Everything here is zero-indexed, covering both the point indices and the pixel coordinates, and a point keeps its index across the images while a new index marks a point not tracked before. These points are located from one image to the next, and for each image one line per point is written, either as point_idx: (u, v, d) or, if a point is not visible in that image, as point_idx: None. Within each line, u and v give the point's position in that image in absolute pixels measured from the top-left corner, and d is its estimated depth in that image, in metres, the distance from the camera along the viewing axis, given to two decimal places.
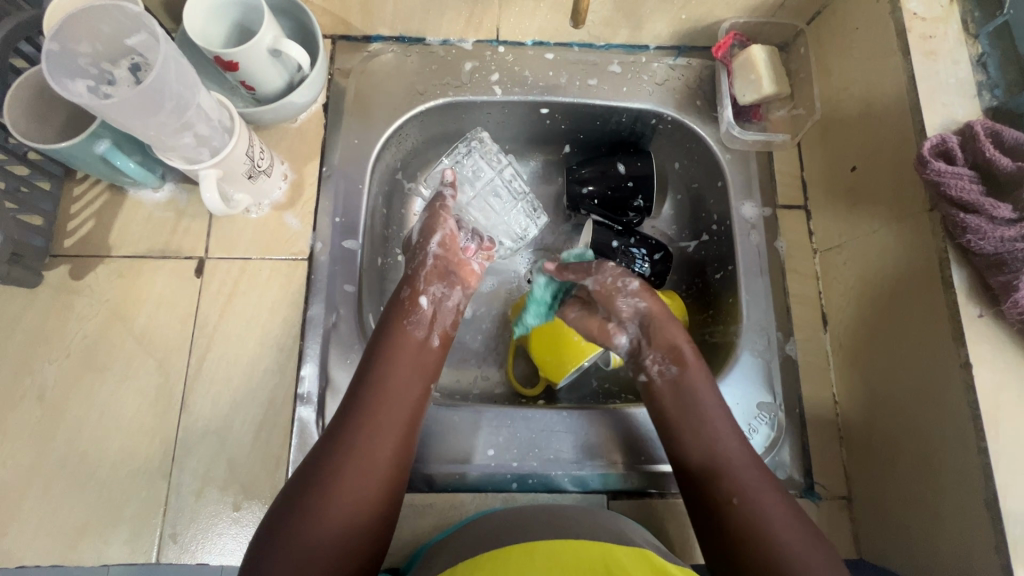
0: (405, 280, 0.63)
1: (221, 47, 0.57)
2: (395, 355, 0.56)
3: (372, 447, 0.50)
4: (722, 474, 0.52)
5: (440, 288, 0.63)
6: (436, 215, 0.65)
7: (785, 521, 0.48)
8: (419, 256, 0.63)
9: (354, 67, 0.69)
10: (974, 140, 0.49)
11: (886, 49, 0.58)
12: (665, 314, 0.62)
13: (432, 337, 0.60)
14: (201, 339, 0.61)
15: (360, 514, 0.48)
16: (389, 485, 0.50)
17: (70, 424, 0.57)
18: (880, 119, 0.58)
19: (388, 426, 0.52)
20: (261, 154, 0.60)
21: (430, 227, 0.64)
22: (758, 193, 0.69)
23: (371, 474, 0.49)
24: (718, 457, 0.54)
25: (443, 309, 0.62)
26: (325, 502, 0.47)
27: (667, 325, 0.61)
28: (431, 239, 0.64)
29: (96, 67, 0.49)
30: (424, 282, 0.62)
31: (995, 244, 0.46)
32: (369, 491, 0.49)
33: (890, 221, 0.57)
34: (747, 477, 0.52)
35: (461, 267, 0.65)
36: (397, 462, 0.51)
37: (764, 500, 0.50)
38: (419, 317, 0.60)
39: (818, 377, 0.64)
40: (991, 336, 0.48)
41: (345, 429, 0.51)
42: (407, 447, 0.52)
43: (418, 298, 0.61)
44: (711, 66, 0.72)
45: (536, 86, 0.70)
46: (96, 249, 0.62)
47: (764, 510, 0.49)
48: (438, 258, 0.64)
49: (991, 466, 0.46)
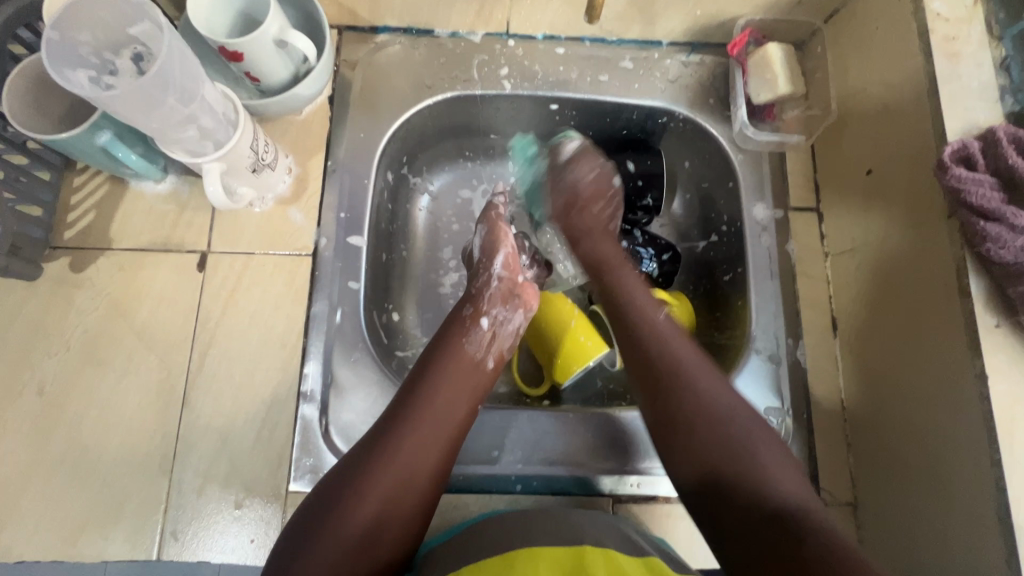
0: (468, 298, 0.62)
1: (225, 37, 0.56)
2: (444, 366, 0.55)
3: (414, 458, 0.48)
4: (682, 383, 0.51)
5: (503, 311, 0.62)
6: (495, 229, 0.66)
7: (768, 449, 0.48)
8: (483, 276, 0.63)
9: (361, 59, 0.68)
10: (997, 146, 0.48)
11: (907, 49, 0.57)
12: (586, 227, 0.67)
13: (487, 358, 0.58)
14: (204, 334, 0.60)
15: (388, 516, 0.46)
16: (422, 500, 0.48)
17: (71, 419, 0.57)
18: (899, 121, 0.57)
19: (431, 441, 0.50)
20: (265, 148, 0.58)
21: (493, 244, 0.65)
22: (770, 194, 0.68)
23: (410, 483, 0.48)
24: (681, 361, 0.53)
25: (503, 332, 0.61)
26: (358, 506, 0.45)
27: (584, 241, 0.66)
28: (494, 260, 0.64)
29: (98, 56, 0.47)
30: (487, 304, 0.61)
31: (1014, 254, 0.46)
32: (399, 505, 0.47)
33: (906, 226, 0.56)
34: (734, 408, 0.50)
35: (524, 288, 0.64)
36: (434, 477, 0.49)
37: (736, 412, 0.50)
38: (477, 336, 0.58)
39: (827, 382, 0.63)
40: (1008, 347, 0.47)
41: (387, 437, 0.49)
42: (447, 463, 0.51)
43: (480, 318, 0.60)
44: (725, 64, 0.70)
45: (547, 81, 0.69)
46: (97, 242, 0.61)
47: (737, 429, 0.48)
48: (503, 280, 0.63)
49: (1003, 480, 0.45)
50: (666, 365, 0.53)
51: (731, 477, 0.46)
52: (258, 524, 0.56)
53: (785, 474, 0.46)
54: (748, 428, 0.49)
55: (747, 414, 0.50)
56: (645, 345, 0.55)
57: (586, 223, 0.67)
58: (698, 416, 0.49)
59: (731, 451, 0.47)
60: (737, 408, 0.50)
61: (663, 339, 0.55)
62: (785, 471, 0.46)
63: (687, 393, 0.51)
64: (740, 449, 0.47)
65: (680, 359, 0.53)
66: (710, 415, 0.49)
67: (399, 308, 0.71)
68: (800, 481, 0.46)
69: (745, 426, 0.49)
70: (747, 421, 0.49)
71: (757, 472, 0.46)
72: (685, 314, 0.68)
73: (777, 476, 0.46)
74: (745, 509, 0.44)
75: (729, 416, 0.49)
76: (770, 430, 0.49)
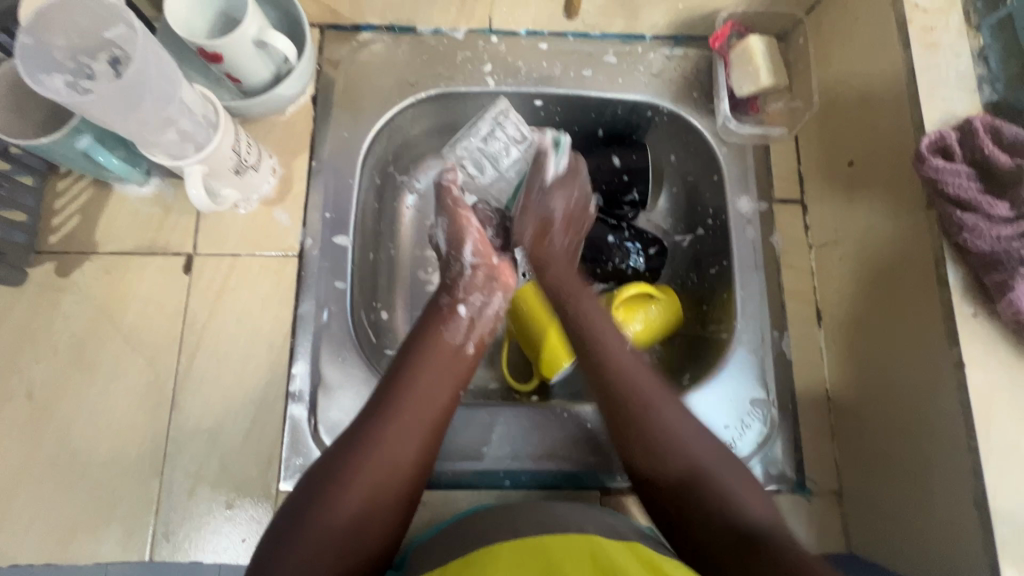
0: (444, 289, 0.63)
1: (204, 38, 0.56)
2: (427, 354, 0.55)
3: (399, 444, 0.49)
4: (640, 408, 0.52)
5: (481, 296, 0.62)
6: (456, 218, 0.66)
7: (725, 471, 0.49)
8: (456, 266, 0.64)
9: (343, 57, 0.68)
10: (974, 136, 0.49)
11: (887, 40, 0.57)
12: (551, 255, 0.64)
13: (468, 343, 0.59)
14: (192, 336, 0.60)
15: (376, 504, 0.47)
16: (409, 484, 0.49)
17: (59, 423, 0.57)
18: (880, 111, 0.57)
19: (416, 427, 0.50)
20: (247, 149, 0.58)
21: (458, 235, 0.65)
22: (754, 186, 0.68)
23: (394, 470, 0.48)
24: (637, 386, 0.53)
25: (484, 316, 0.62)
26: (345, 492, 0.46)
27: (548, 267, 0.64)
28: (464, 250, 0.64)
29: (74, 60, 0.47)
30: (464, 291, 0.62)
31: (990, 243, 0.46)
32: (387, 492, 0.48)
33: (887, 217, 0.56)
34: (699, 444, 0.50)
35: (501, 270, 0.65)
36: (421, 462, 0.50)
37: (695, 436, 0.51)
38: (454, 325, 0.59)
39: (812, 373, 0.64)
40: (986, 336, 0.48)
41: (372, 425, 0.49)
42: (433, 450, 0.51)
43: (457, 307, 0.61)
44: (708, 57, 0.70)
45: (530, 77, 0.69)
46: (82, 246, 0.61)
47: (697, 455, 0.49)
48: (478, 266, 0.64)
49: (981, 466, 0.45)
50: (627, 397, 0.53)
51: (702, 506, 0.47)
52: (250, 524, 0.56)
53: (746, 495, 0.48)
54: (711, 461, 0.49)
55: (710, 446, 0.50)
56: (608, 381, 0.54)
57: (548, 256, 0.64)
58: (659, 442, 0.50)
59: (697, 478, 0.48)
60: (695, 434, 0.51)
61: (621, 369, 0.55)
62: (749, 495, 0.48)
63: (649, 417, 0.51)
64: (707, 475, 0.48)
65: (642, 386, 0.53)
66: (667, 441, 0.50)
67: (388, 307, 0.71)
68: (762, 501, 0.48)
69: (711, 458, 0.50)
70: (704, 443, 0.50)
71: (722, 497, 0.47)
72: (672, 309, 0.68)
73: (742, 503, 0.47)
74: (719, 533, 0.46)
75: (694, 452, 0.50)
76: (729, 455, 0.51)
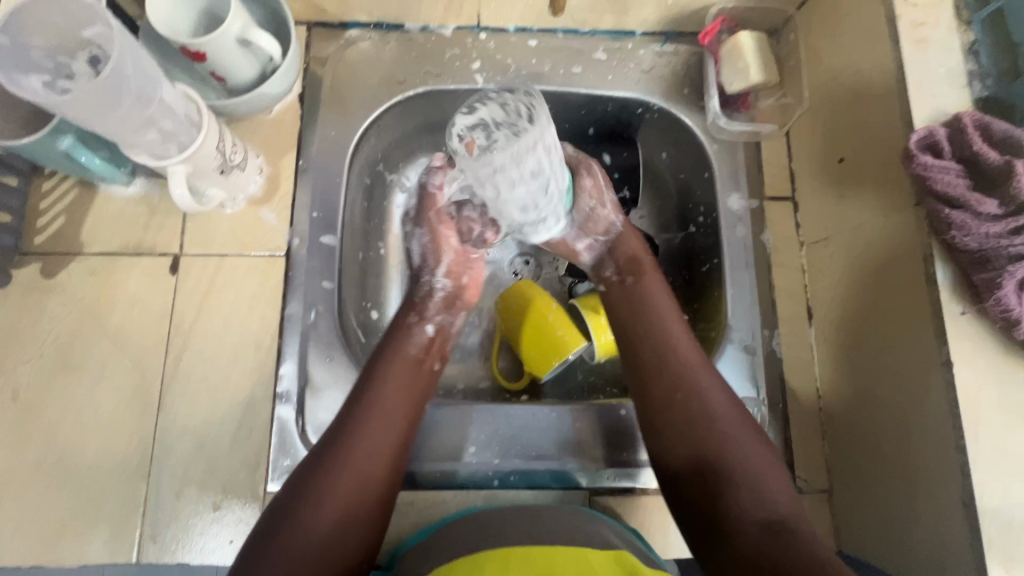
0: (410, 306, 0.61)
1: (187, 37, 0.55)
2: (390, 366, 0.55)
3: (367, 459, 0.49)
4: (685, 376, 0.53)
5: (446, 317, 0.63)
6: (435, 233, 0.64)
7: (757, 456, 0.49)
8: (426, 285, 0.63)
9: (330, 55, 0.67)
10: (962, 133, 0.48)
11: (876, 35, 0.56)
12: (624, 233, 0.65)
13: (432, 362, 0.59)
14: (178, 337, 0.60)
15: (349, 522, 0.47)
16: (379, 495, 0.49)
17: (46, 426, 0.57)
18: (870, 107, 0.56)
19: (385, 437, 0.51)
20: (232, 148, 0.58)
21: (433, 251, 0.63)
22: (745, 184, 0.67)
23: (365, 486, 0.48)
24: (685, 357, 0.55)
25: (448, 336, 0.62)
26: (319, 509, 0.46)
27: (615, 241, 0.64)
28: (438, 268, 0.64)
29: (52, 60, 0.47)
30: (431, 312, 0.62)
31: (979, 241, 0.46)
32: (364, 503, 0.48)
33: (876, 215, 0.56)
34: (735, 424, 0.51)
35: (467, 290, 0.66)
36: (393, 473, 0.50)
37: (731, 418, 0.51)
38: (419, 342, 0.58)
39: (802, 371, 0.63)
40: (974, 334, 0.47)
41: (345, 438, 0.49)
42: (400, 463, 0.51)
43: (425, 325, 0.60)
44: (699, 53, 0.70)
45: (519, 74, 0.68)
46: (67, 247, 0.60)
47: (730, 433, 0.50)
48: (447, 288, 0.64)
49: (967, 464, 0.45)
50: (675, 367, 0.54)
51: (729, 483, 0.48)
52: (238, 525, 0.56)
53: (773, 482, 0.48)
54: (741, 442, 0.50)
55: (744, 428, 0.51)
56: (658, 356, 0.55)
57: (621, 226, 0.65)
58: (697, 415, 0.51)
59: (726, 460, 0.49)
60: (732, 414, 0.52)
61: (671, 341, 0.56)
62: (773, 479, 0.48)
63: (691, 389, 0.53)
64: (736, 452, 0.49)
65: (688, 357, 0.55)
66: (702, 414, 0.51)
67: (378, 306, 0.71)
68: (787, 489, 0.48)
69: (743, 439, 0.50)
70: (738, 424, 0.51)
71: (744, 480, 0.48)
72: None
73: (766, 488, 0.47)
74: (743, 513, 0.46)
75: (727, 433, 0.50)
76: (762, 438, 0.51)
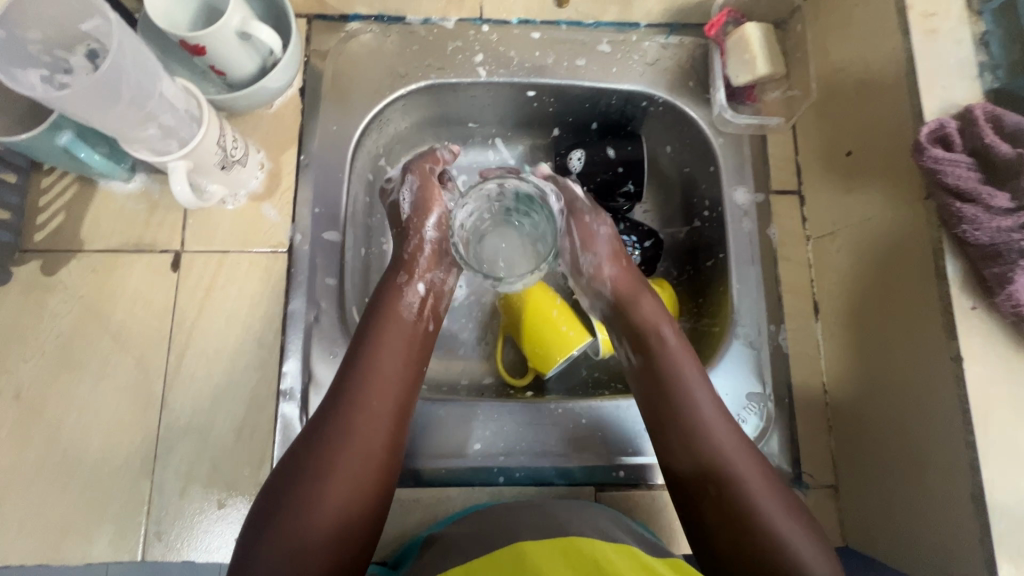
0: (399, 264, 0.60)
1: (186, 30, 0.54)
2: (383, 333, 0.54)
3: (365, 435, 0.49)
4: (700, 432, 0.51)
5: (437, 273, 0.61)
6: (428, 185, 0.63)
7: (786, 521, 0.47)
8: (415, 239, 0.61)
9: (331, 49, 0.67)
10: (974, 125, 0.48)
11: (886, 26, 0.55)
12: (634, 292, 0.60)
13: (428, 323, 0.58)
14: (180, 335, 0.59)
15: (351, 502, 0.46)
16: (382, 469, 0.49)
17: (49, 424, 0.56)
18: (880, 100, 0.56)
19: (379, 415, 0.50)
20: (233, 144, 0.57)
21: (425, 202, 0.63)
22: (750, 178, 0.67)
23: (368, 466, 0.48)
24: (699, 409, 0.52)
25: (440, 293, 0.61)
26: (319, 495, 0.45)
27: (628, 307, 0.59)
28: (427, 221, 0.62)
29: (50, 54, 0.47)
30: (422, 268, 0.60)
31: (990, 234, 0.45)
32: (362, 485, 0.47)
33: (884, 209, 0.55)
34: (738, 452, 0.50)
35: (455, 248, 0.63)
36: (390, 446, 0.50)
37: (755, 473, 0.49)
38: (412, 302, 0.58)
39: (809, 367, 0.63)
40: (984, 329, 0.47)
41: (339, 417, 0.49)
42: (398, 439, 0.51)
43: (415, 283, 0.59)
44: (704, 45, 0.69)
45: (522, 67, 0.68)
46: (68, 244, 0.60)
47: (753, 492, 0.48)
48: (436, 241, 0.62)
49: (977, 461, 0.45)
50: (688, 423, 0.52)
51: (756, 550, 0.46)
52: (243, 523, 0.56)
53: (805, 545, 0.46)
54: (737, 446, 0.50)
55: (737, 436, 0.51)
56: (672, 419, 0.52)
57: (629, 286, 0.60)
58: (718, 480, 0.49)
59: (752, 522, 0.46)
60: (753, 474, 0.49)
61: (687, 397, 0.53)
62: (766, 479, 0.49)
63: (711, 445, 0.50)
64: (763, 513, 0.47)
65: (702, 413, 0.52)
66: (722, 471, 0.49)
67: None
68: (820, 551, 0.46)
69: (769, 507, 0.47)
70: (762, 486, 0.48)
71: (775, 547, 0.45)
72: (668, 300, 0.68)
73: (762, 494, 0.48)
74: None
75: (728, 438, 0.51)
76: (785, 495, 0.49)
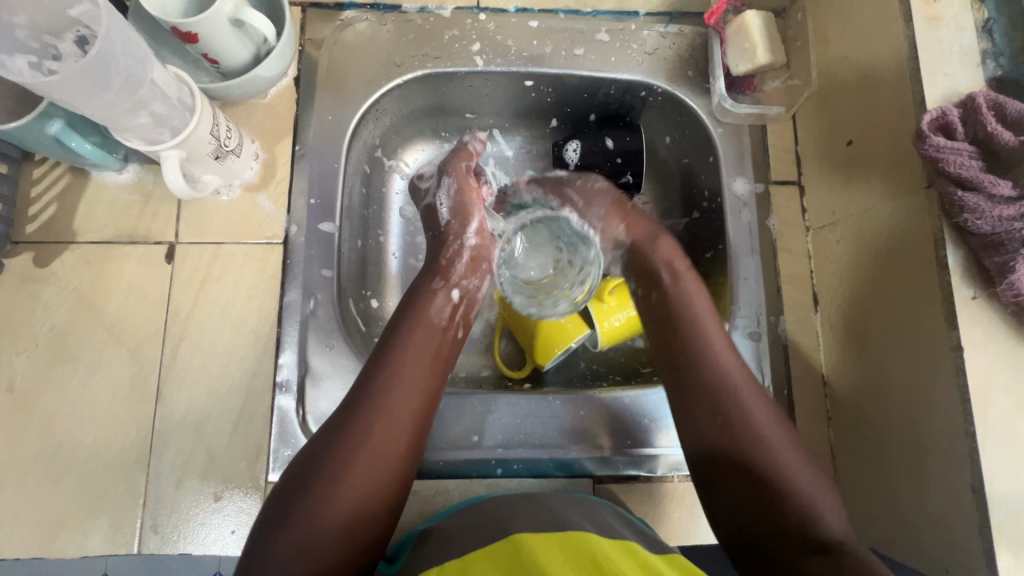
0: (435, 270, 0.59)
1: (178, 17, 0.54)
2: (409, 337, 0.53)
3: (382, 440, 0.48)
4: (722, 391, 0.50)
5: (472, 279, 0.60)
6: (465, 188, 0.64)
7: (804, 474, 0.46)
8: (453, 244, 0.61)
9: (326, 37, 0.66)
10: (976, 113, 0.47)
11: (888, 13, 0.55)
12: (648, 236, 0.61)
13: (458, 328, 0.57)
14: (175, 327, 0.59)
15: (362, 506, 0.45)
16: (395, 476, 0.48)
17: (42, 417, 0.56)
18: (882, 88, 0.55)
19: (399, 419, 0.49)
20: (227, 133, 0.56)
21: (465, 208, 0.63)
22: (750, 168, 0.66)
23: (384, 468, 0.47)
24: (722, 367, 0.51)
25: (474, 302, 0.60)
26: (330, 496, 0.45)
27: (643, 250, 0.60)
28: (467, 227, 0.62)
29: (38, 40, 0.45)
30: (459, 275, 0.59)
31: (992, 223, 0.45)
32: (375, 488, 0.46)
33: (885, 199, 0.55)
34: (764, 417, 0.49)
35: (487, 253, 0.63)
36: (408, 452, 0.49)
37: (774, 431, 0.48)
38: (442, 306, 0.56)
39: (808, 358, 0.63)
40: (985, 318, 0.46)
41: (358, 419, 0.48)
42: (416, 445, 0.50)
43: (451, 290, 0.58)
44: (703, 33, 0.69)
45: (520, 56, 0.67)
46: (60, 235, 0.59)
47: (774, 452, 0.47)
48: (475, 247, 0.62)
49: (977, 451, 0.45)
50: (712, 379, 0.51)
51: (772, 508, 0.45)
52: (240, 515, 0.55)
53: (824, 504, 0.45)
54: (766, 432, 0.48)
55: (766, 409, 0.49)
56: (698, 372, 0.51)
57: (642, 231, 0.62)
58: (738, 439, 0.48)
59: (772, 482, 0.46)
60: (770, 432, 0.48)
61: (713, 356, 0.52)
62: (799, 464, 0.47)
63: (730, 404, 0.49)
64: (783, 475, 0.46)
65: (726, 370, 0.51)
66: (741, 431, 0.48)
67: (378, 295, 0.70)
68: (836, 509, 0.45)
69: (788, 462, 0.47)
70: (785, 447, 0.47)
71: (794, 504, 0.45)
72: None
73: (795, 474, 0.46)
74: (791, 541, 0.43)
75: (755, 421, 0.48)
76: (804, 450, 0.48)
